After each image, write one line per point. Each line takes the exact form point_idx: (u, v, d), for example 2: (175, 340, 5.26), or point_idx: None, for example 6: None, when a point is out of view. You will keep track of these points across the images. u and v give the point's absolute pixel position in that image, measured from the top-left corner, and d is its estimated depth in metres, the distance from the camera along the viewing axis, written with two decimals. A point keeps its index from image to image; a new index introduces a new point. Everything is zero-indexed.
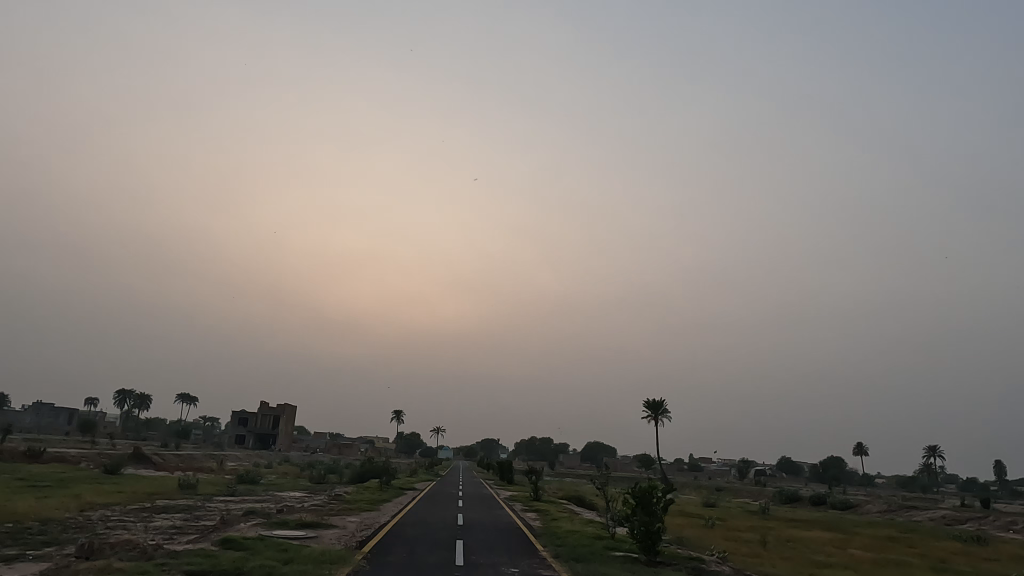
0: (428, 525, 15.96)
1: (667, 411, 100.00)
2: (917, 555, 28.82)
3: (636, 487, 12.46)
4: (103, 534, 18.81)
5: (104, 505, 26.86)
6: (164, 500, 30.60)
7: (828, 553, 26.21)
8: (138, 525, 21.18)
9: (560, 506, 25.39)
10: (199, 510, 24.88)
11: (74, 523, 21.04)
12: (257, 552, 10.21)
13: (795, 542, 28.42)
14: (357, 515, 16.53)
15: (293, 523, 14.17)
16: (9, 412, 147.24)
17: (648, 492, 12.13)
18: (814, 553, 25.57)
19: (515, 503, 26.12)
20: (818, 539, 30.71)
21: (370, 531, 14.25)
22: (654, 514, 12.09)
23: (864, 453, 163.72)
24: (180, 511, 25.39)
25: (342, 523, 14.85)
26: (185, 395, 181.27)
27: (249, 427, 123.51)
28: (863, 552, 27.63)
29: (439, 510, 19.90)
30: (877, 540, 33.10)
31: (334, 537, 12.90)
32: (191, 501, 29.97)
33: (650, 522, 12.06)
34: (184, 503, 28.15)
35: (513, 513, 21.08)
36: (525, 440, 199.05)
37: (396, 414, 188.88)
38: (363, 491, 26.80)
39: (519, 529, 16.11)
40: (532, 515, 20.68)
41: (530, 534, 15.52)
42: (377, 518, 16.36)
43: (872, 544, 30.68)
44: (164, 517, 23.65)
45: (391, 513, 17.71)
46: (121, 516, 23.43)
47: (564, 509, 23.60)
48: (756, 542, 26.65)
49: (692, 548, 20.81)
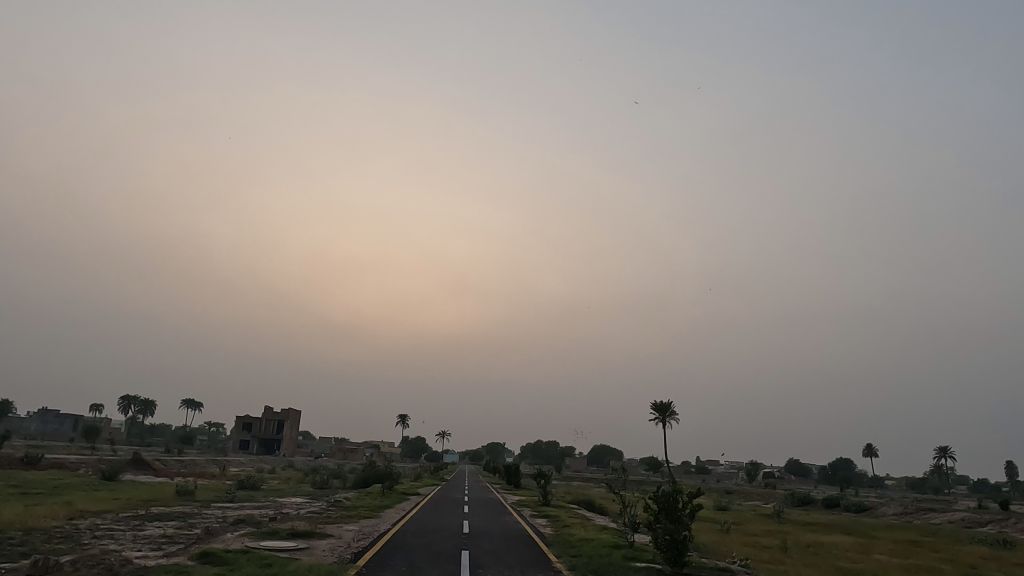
0: (432, 534, 14.80)
1: (675, 413, 98.72)
2: (944, 560, 27.50)
3: (659, 492, 11.33)
4: (88, 545, 17.83)
5: (94, 513, 25.75)
6: (159, 507, 29.54)
7: (853, 559, 24.93)
8: (127, 535, 20.11)
9: (572, 512, 24.13)
10: (192, 518, 23.80)
11: (59, 533, 19.98)
12: (237, 567, 9.12)
13: (815, 547, 27.17)
14: (355, 523, 15.44)
15: (283, 533, 13.04)
16: (14, 419, 147.02)
17: (673, 496, 11.02)
18: (840, 560, 24.25)
19: (524, 508, 25.02)
20: (840, 544, 29.40)
21: (368, 542, 13.12)
22: (680, 522, 10.93)
23: (874, 454, 162.11)
24: (173, 520, 24.32)
25: (337, 531, 13.81)
26: (190, 400, 181.47)
27: (253, 432, 122.51)
28: (888, 558, 26.31)
29: (444, 517, 18.81)
30: (902, 545, 31.74)
31: (327, 548, 11.77)
32: (187, 508, 28.82)
33: (674, 528, 10.92)
34: (178, 511, 27.02)
35: (522, 519, 19.93)
36: (532, 444, 197.79)
37: (402, 418, 187.90)
38: (366, 497, 25.60)
39: (530, 538, 14.95)
40: (542, 521, 19.53)
41: (542, 542, 14.43)
42: (375, 527, 15.21)
43: (896, 549, 29.40)
44: (158, 525, 22.62)
45: (391, 521, 16.54)
46: (111, 525, 22.43)
47: (576, 514, 22.38)
48: (776, 547, 25.36)
49: (712, 556, 19.57)
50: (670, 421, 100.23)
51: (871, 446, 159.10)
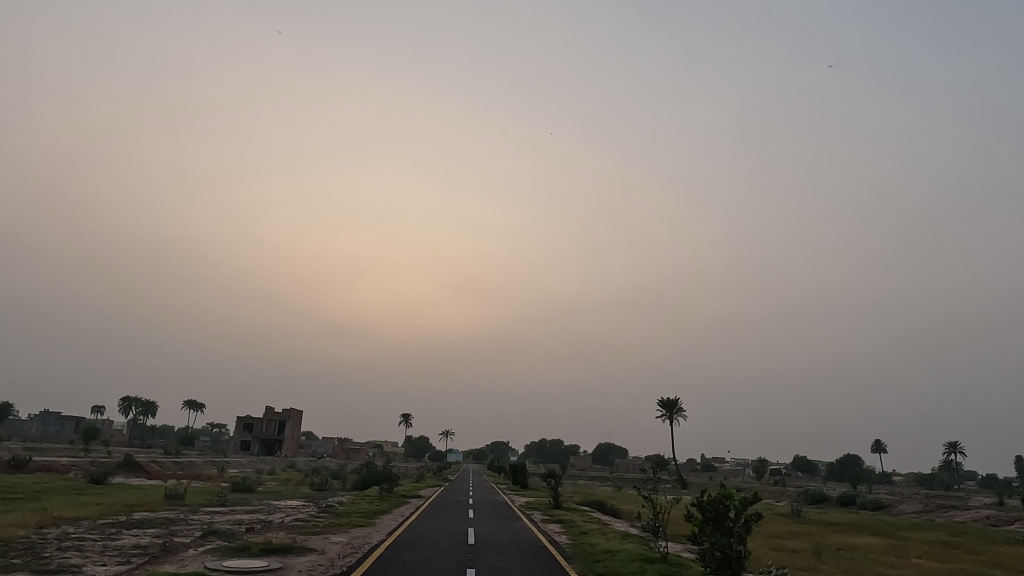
0: (435, 547, 12.75)
1: (682, 410, 96.89)
2: (987, 564, 25.40)
3: (703, 498, 9.46)
4: (47, 559, 15.83)
5: (70, 520, 23.82)
6: (144, 512, 27.65)
7: (891, 563, 23.03)
8: (97, 546, 18.18)
9: (586, 515, 22.22)
10: (173, 526, 21.84)
11: (21, 544, 18.04)
12: None
13: (848, 549, 25.11)
14: (344, 534, 13.45)
15: (255, 548, 11.02)
16: (15, 421, 145.65)
17: (723, 503, 9.15)
18: (877, 565, 22.29)
19: (534, 511, 22.90)
20: (873, 546, 27.58)
21: (356, 558, 11.15)
22: (733, 533, 8.96)
23: (882, 451, 160.38)
24: (153, 527, 22.37)
25: (321, 545, 11.80)
26: (191, 402, 180.62)
27: (254, 433, 120.68)
28: (928, 562, 24.25)
29: (445, 525, 16.84)
30: (937, 546, 29.82)
31: (304, 569, 9.79)
32: (171, 514, 26.85)
33: (721, 526, 9.06)
34: (161, 518, 25.06)
35: (534, 525, 17.88)
36: (537, 443, 196.37)
37: (404, 418, 186.11)
38: (362, 501, 23.51)
39: (545, 550, 12.93)
40: (556, 528, 17.52)
41: (561, 555, 12.46)
42: (367, 539, 13.24)
43: (932, 552, 27.39)
44: (136, 534, 20.66)
45: (386, 531, 14.49)
46: (84, 534, 20.47)
47: (591, 519, 20.39)
48: (808, 551, 23.27)
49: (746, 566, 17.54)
50: (677, 416, 98.13)
51: (880, 442, 156.96)
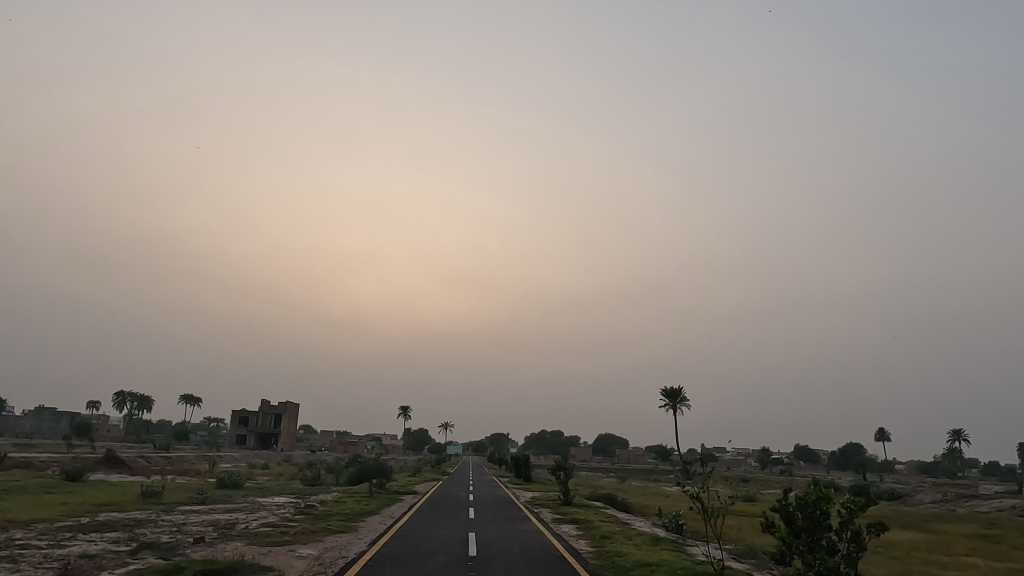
0: (426, 561, 10.15)
1: (686, 399, 94.51)
2: None
3: (786, 502, 6.93)
4: None
5: (23, 524, 21.21)
6: (111, 513, 25.12)
7: (946, 563, 20.46)
8: (36, 556, 15.48)
9: (602, 514, 19.77)
10: (134, 530, 19.18)
11: None
12: None
13: (889, 548, 22.61)
14: (315, 547, 10.84)
15: (192, 571, 8.37)
16: (8, 418, 143.28)
17: (817, 506, 6.61)
18: (929, 565, 19.73)
19: (542, 509, 20.31)
20: (912, 543, 25.05)
21: None
22: (839, 551, 6.49)
23: (886, 439, 158.44)
24: (113, 531, 19.69)
25: (280, 562, 9.21)
26: (189, 397, 178.90)
27: (250, 427, 118.00)
28: (982, 561, 21.78)
29: (443, 529, 14.33)
30: (980, 542, 27.30)
31: None
32: (141, 515, 24.24)
33: (817, 539, 6.61)
34: (126, 520, 22.43)
35: (547, 527, 15.38)
36: (537, 435, 194.68)
37: (403, 410, 183.66)
38: (347, 500, 20.89)
39: (564, 563, 10.33)
40: (572, 531, 15.02)
41: (585, 570, 9.90)
42: (343, 551, 10.66)
43: (980, 548, 25.08)
44: (88, 541, 17.88)
45: (368, 540, 11.90)
46: (30, 542, 17.79)
47: (610, 519, 17.83)
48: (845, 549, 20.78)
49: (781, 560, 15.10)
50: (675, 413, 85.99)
51: (884, 429, 154.80)
